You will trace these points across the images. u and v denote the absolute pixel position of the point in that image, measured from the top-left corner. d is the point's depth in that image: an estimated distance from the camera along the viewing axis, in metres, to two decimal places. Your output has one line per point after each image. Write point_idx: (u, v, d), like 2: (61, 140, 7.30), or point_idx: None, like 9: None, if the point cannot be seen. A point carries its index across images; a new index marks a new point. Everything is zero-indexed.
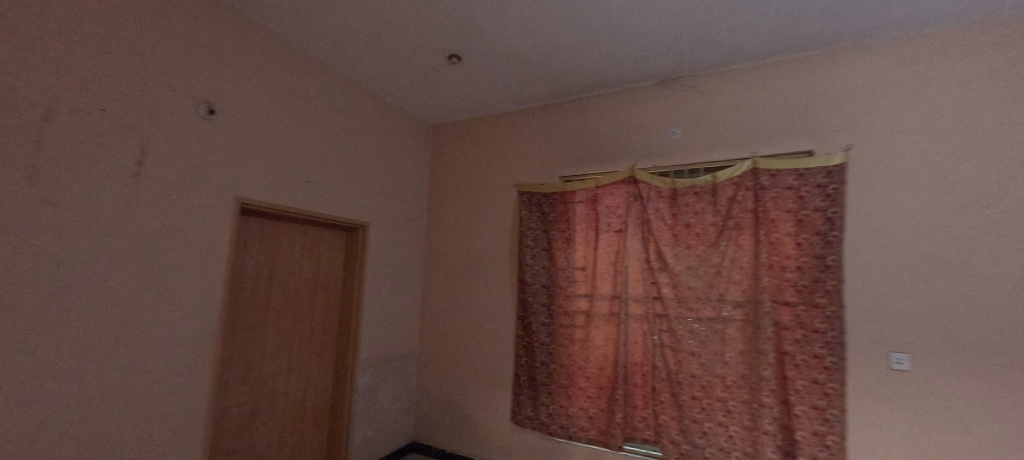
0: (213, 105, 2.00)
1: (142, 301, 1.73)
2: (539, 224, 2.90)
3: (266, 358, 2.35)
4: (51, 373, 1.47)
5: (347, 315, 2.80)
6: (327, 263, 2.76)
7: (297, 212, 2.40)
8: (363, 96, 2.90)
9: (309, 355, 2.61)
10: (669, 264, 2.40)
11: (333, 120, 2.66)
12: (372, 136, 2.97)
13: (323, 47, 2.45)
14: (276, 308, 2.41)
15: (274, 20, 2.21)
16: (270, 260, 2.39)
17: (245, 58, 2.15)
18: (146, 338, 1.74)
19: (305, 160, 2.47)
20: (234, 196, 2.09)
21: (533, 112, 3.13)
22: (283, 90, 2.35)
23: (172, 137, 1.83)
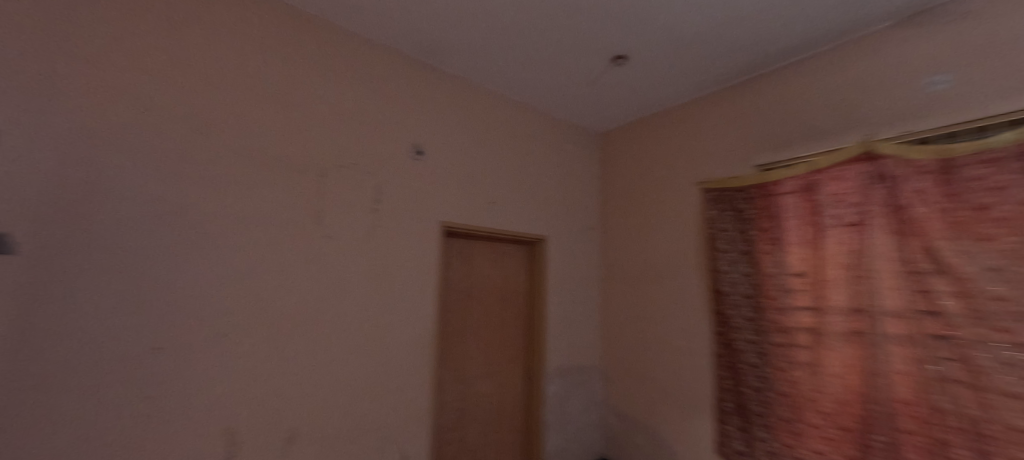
0: (421, 147, 2.42)
1: (381, 310, 2.17)
2: (733, 224, 2.50)
3: (469, 362, 2.65)
4: (331, 362, 1.98)
5: (533, 326, 2.94)
6: (513, 276, 2.97)
7: (486, 231, 2.67)
8: (535, 116, 3.09)
9: (504, 361, 2.84)
10: (948, 264, 1.72)
11: (511, 143, 2.90)
12: (545, 153, 3.10)
13: (499, 79, 2.71)
14: (475, 317, 2.71)
15: (460, 66, 2.57)
16: (468, 274, 2.71)
17: (440, 103, 2.54)
18: (385, 340, 2.17)
19: (491, 183, 2.74)
20: (439, 221, 2.45)
21: (715, 99, 2.78)
22: (470, 124, 2.68)
23: (394, 178, 2.27)
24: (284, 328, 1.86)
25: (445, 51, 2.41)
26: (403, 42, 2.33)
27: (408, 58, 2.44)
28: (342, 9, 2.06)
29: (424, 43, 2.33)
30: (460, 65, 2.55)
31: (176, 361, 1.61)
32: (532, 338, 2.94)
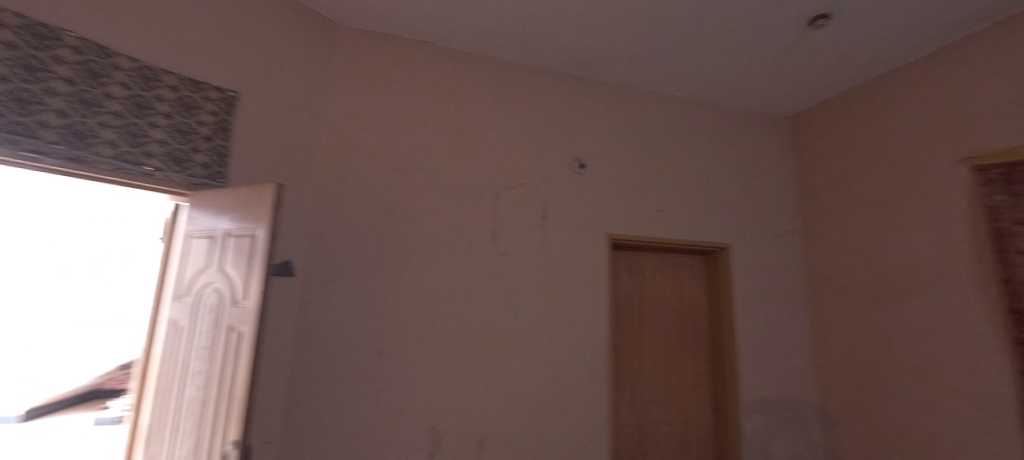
0: (583, 160, 2.41)
1: (555, 324, 2.20)
2: None
3: (646, 383, 2.47)
4: (511, 373, 2.10)
5: (719, 347, 2.57)
6: (690, 290, 2.67)
7: (657, 241, 2.47)
8: (706, 111, 2.77)
9: (687, 386, 2.55)
10: None
11: (680, 144, 2.65)
12: (721, 150, 2.74)
13: (661, 77, 2.53)
14: (649, 335, 2.52)
15: (617, 72, 2.50)
16: (639, 288, 2.55)
17: (599, 114, 2.51)
18: (559, 355, 2.18)
19: (659, 190, 2.54)
20: (606, 234, 2.38)
21: (980, 42, 2.02)
22: (633, 130, 2.55)
23: (559, 194, 2.32)
24: (471, 337, 2.06)
25: (601, 60, 2.38)
26: (560, 61, 2.40)
27: (565, 75, 2.50)
28: (505, 41, 2.24)
29: (581, 56, 2.35)
30: (617, 71, 2.48)
31: (393, 363, 1.94)
32: (720, 362, 2.56)
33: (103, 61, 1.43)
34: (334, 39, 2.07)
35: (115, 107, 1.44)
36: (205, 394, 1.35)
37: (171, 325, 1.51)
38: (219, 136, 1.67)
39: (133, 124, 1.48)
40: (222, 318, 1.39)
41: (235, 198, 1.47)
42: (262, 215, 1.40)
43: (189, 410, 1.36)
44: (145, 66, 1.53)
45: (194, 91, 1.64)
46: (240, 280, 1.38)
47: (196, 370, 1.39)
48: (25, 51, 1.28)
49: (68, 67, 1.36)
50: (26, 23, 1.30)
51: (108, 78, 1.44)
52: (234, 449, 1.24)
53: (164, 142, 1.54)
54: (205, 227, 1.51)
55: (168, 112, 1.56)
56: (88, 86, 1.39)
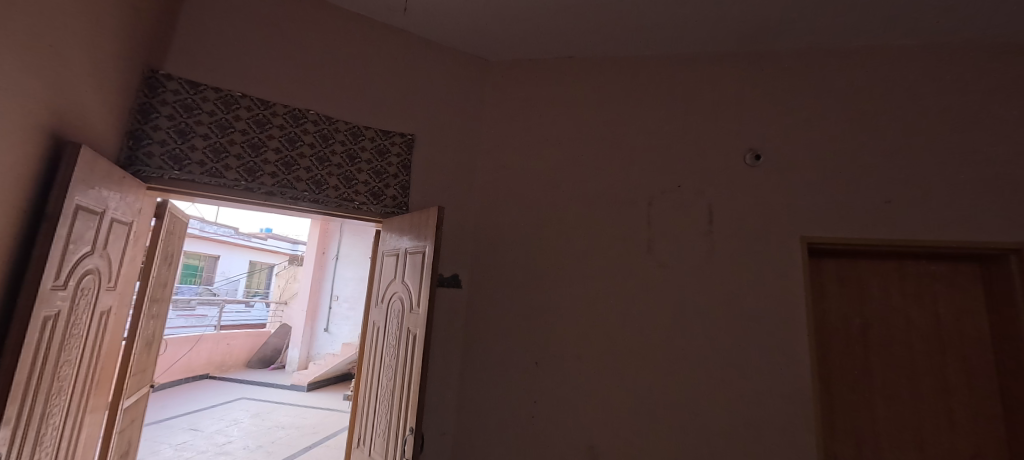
0: (759, 151, 2.01)
1: (730, 348, 1.87)
2: None
3: (877, 434, 1.84)
4: (678, 398, 1.86)
5: (1019, 399, 1.72)
6: (954, 312, 1.88)
7: (884, 243, 1.84)
8: (961, 55, 1.95)
9: (957, 449, 1.78)
10: None
11: (915, 109, 1.93)
12: (999, 106, 1.87)
13: (870, 28, 1.92)
14: (879, 370, 1.89)
15: (802, 36, 2.01)
16: (858, 306, 1.95)
17: (780, 92, 2.06)
18: (738, 385, 1.83)
19: (882, 174, 1.89)
20: (798, 237, 1.90)
21: None
22: (832, 103, 2.00)
23: (727, 194, 1.99)
24: (627, 356, 1.93)
25: (775, 26, 1.96)
26: (718, 40, 2.09)
27: (728, 56, 2.17)
28: (649, 34, 2.09)
29: (744, 28, 2.00)
30: (800, 34, 2.00)
31: (548, 374, 1.97)
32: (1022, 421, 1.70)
33: (330, 127, 1.94)
34: (487, 74, 2.32)
35: (337, 160, 1.93)
36: (393, 384, 1.63)
37: (374, 326, 1.89)
38: (403, 173, 2.05)
39: (347, 171, 1.95)
40: (404, 321, 1.67)
41: (411, 221, 1.77)
42: (429, 233, 1.64)
43: (384, 396, 1.67)
44: (355, 125, 2.00)
45: (385, 139, 2.05)
46: (415, 291, 1.64)
47: (388, 363, 1.70)
48: (289, 129, 1.86)
49: (311, 135, 1.90)
50: (289, 110, 1.87)
51: (333, 139, 1.94)
52: (411, 434, 1.46)
53: (366, 182, 1.97)
54: (393, 247, 1.86)
55: (369, 158, 1.99)
56: (322, 147, 1.91)
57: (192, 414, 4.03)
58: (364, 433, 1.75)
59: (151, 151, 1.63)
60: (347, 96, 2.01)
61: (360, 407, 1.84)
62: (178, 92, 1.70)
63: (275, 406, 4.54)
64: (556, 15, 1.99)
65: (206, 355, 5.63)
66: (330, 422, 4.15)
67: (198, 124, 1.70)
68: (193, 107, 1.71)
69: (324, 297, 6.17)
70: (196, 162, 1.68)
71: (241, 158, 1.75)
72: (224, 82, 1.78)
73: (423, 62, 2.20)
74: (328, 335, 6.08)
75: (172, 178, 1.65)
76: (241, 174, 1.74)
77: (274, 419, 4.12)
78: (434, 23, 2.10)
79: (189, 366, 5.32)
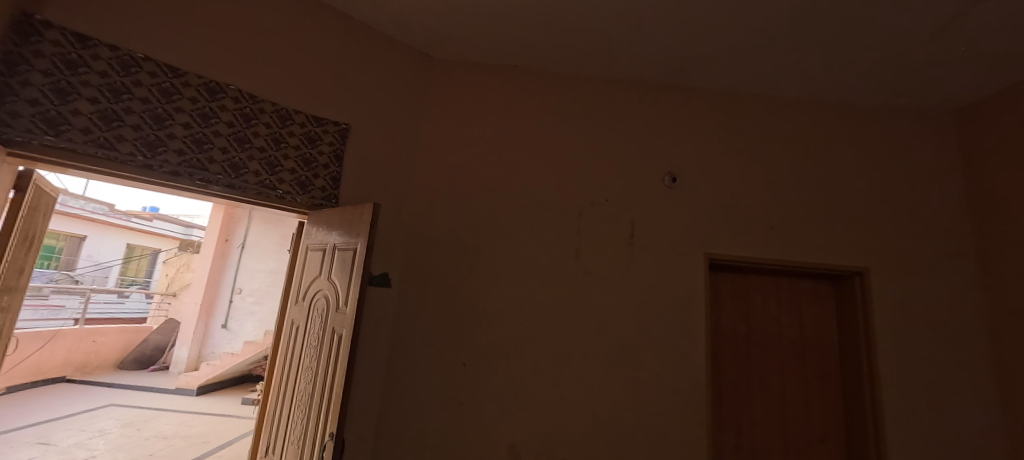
0: (675, 174, 2.24)
1: (641, 348, 2.05)
2: None
3: (752, 423, 2.14)
4: (595, 396, 2.00)
5: (855, 395, 2.11)
6: (814, 321, 2.26)
7: (767, 261, 2.15)
8: (831, 111, 2.37)
9: (808, 435, 2.14)
10: None
11: (797, 150, 2.29)
12: (854, 155, 2.30)
13: (769, 77, 2.25)
14: (759, 371, 2.20)
15: (716, 77, 2.29)
16: (744, 313, 2.26)
17: (696, 123, 2.32)
18: (646, 382, 2.02)
19: (770, 203, 2.22)
20: (702, 253, 2.15)
21: None
22: (736, 139, 2.30)
23: (647, 210, 2.18)
24: (551, 357, 2.03)
25: (695, 64, 2.20)
26: (648, 70, 2.29)
27: (655, 86, 2.38)
28: (589, 55, 2.22)
29: (671, 62, 2.21)
30: (716, 75, 2.28)
31: (475, 375, 1.99)
32: (857, 412, 2.09)
33: (253, 106, 1.78)
34: (429, 73, 2.28)
35: (259, 143, 1.77)
36: (312, 388, 1.54)
37: (292, 325, 1.77)
38: (335, 165, 1.95)
39: (271, 156, 1.80)
40: (328, 320, 1.59)
41: (341, 215, 1.69)
42: (362, 230, 1.59)
43: (301, 400, 1.57)
44: (282, 107, 1.85)
45: (317, 126, 1.93)
46: (344, 289, 1.57)
47: (309, 366, 1.60)
48: (203, 103, 1.66)
49: (229, 113, 1.72)
50: (206, 82, 1.68)
51: (256, 120, 1.78)
52: (331, 441, 1.40)
53: (292, 171, 1.84)
54: (320, 241, 1.75)
55: (297, 145, 1.86)
56: (242, 128, 1.74)
57: (39, 425, 3.37)
58: (275, 443, 1.63)
59: (16, 111, 1.34)
60: (274, 75, 1.85)
61: (269, 414, 1.71)
62: (58, 44, 1.43)
63: (154, 413, 3.98)
64: (505, 25, 2.04)
65: (63, 354, 4.77)
66: (224, 430, 3.74)
67: (85, 85, 1.45)
68: (79, 64, 1.45)
69: (223, 289, 5.56)
70: (78, 129, 1.42)
71: (140, 130, 1.53)
72: (122, 39, 1.54)
73: (363, 49, 2.10)
74: (226, 332, 5.51)
75: (44, 145, 1.37)
76: (139, 148, 1.52)
77: (152, 428, 3.61)
78: (379, 12, 2.03)
79: (38, 367, 4.47)
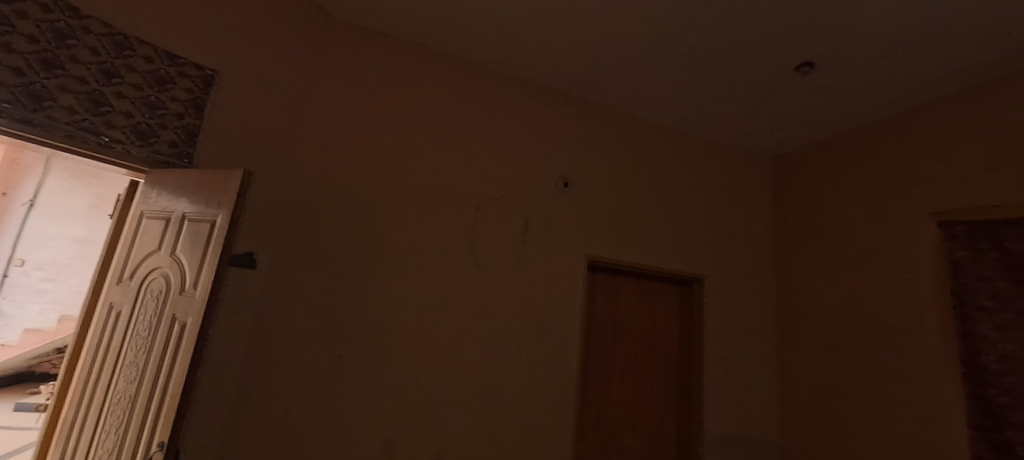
0: (568, 179, 2.39)
1: (525, 342, 2.14)
2: (1002, 272, 1.77)
3: (610, 408, 2.39)
4: (477, 388, 2.03)
5: (689, 380, 2.53)
6: (664, 319, 2.64)
7: (634, 265, 2.44)
8: (693, 143, 2.80)
9: (652, 416, 2.48)
10: None
11: (666, 172, 2.65)
12: (705, 183, 2.75)
13: (652, 105, 2.54)
14: (619, 362, 2.47)
15: (611, 96, 2.50)
16: (613, 310, 2.51)
17: (589, 135, 2.50)
18: (525, 374, 2.12)
19: (642, 215, 2.52)
20: (584, 254, 2.34)
21: (945, 106, 2.14)
22: (620, 155, 2.55)
23: (540, 211, 2.28)
24: (436, 350, 1.98)
25: (595, 81, 2.37)
26: (552, 78, 2.39)
27: (557, 93, 2.49)
28: (501, 53, 2.22)
29: (575, 76, 2.34)
30: (610, 95, 2.49)
31: (352, 369, 1.84)
32: (688, 394, 2.52)
33: (72, 21, 1.35)
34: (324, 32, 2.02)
35: (78, 72, 1.36)
36: (138, 390, 1.26)
37: (110, 310, 1.40)
38: (193, 117, 1.61)
39: (97, 92, 1.40)
40: (167, 307, 1.31)
41: (197, 181, 1.40)
42: (227, 202, 1.34)
43: (119, 406, 1.26)
44: (119, 31, 1.44)
45: (169, 65, 1.56)
46: (194, 271, 1.32)
47: (132, 361, 1.30)
48: None
49: (32, 23, 1.28)
50: None
51: (76, 40, 1.36)
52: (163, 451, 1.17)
53: (128, 116, 1.46)
54: (161, 209, 1.42)
55: (138, 83, 1.49)
56: (52, 47, 1.31)
57: None
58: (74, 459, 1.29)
59: None
60: None
61: (65, 425, 1.33)
62: None
63: None
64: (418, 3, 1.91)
65: None
66: None
67: None
68: None
69: None
70: None
71: None
72: None
73: None
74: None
75: None
76: None
77: None
78: None
79: None
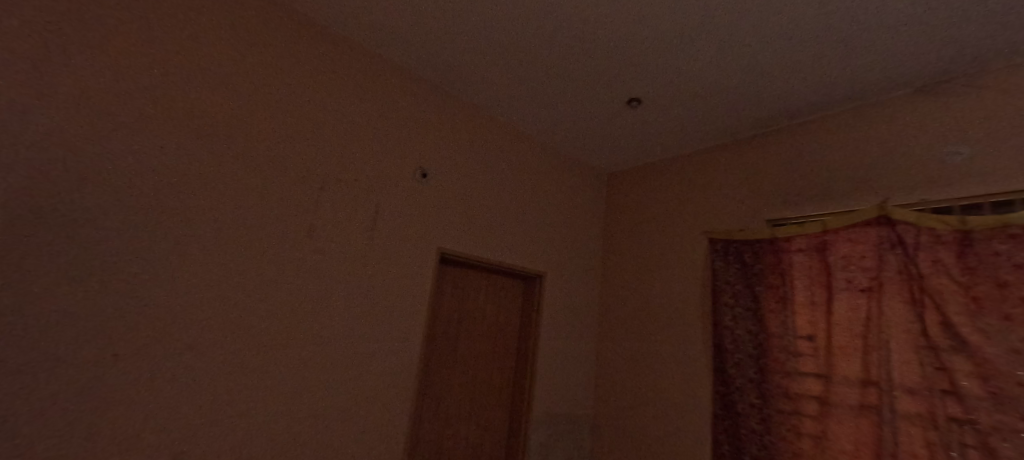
0: (426, 170, 2.37)
1: (365, 335, 2.04)
2: (739, 278, 2.43)
3: (449, 396, 2.46)
4: (306, 387, 1.82)
5: (523, 367, 2.78)
6: (507, 311, 2.83)
7: (483, 260, 2.58)
8: (545, 153, 3.07)
9: (487, 402, 2.64)
10: (968, 342, 1.63)
11: (519, 176, 2.86)
12: (551, 190, 3.05)
13: (512, 111, 2.70)
14: (462, 352, 2.55)
15: (475, 97, 2.58)
16: (461, 302, 2.59)
17: (451, 130, 2.53)
18: (364, 368, 2.01)
19: (493, 214, 2.67)
20: (435, 247, 2.36)
21: (720, 151, 2.81)
22: (479, 155, 2.65)
23: (394, 199, 2.21)
24: (258, 346, 1.71)
25: (460, 79, 2.40)
26: (419, 67, 2.34)
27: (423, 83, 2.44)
28: (364, 29, 2.07)
29: (442, 70, 2.34)
30: (475, 95, 2.56)
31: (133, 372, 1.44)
32: (519, 378, 2.77)
33: None
34: None
35: None
36: None
37: None
38: None
39: None
40: None
41: None
42: None
43: None
44: None
45: None
46: None
47: None
48: None
49: None
50: None
51: None
52: None
53: None
54: None
55: None
56: None
57: None
58: None
59: None
60: None
61: None
62: None
63: None
64: None
65: None
66: None
67: None
68: None
69: None
70: None
71: None
72: None
73: None
74: None
75: None
76: None
77: None
78: None
79: None
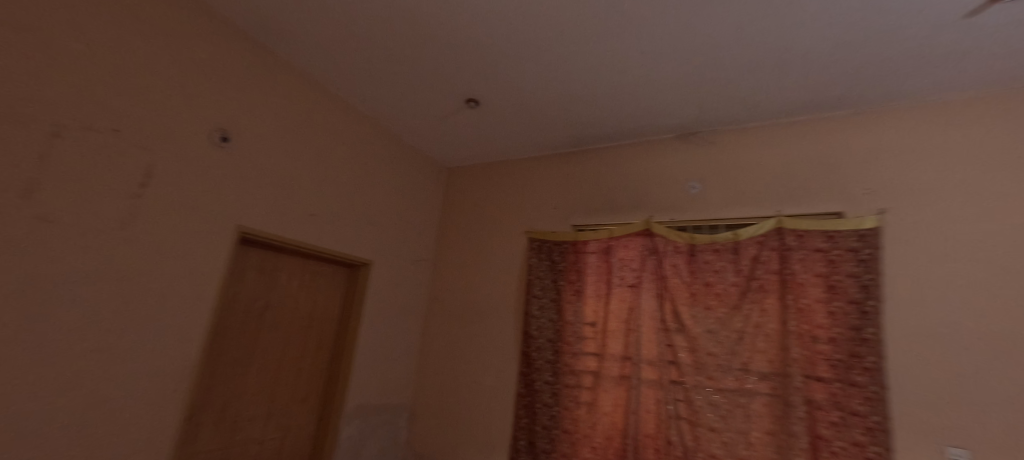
0: (228, 133, 2.00)
1: (119, 329, 1.60)
2: (546, 273, 2.79)
3: (241, 397, 2.13)
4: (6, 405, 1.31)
5: (337, 358, 2.62)
6: (324, 300, 2.62)
7: (297, 243, 2.32)
8: (380, 136, 2.93)
9: (291, 399, 2.40)
10: (687, 326, 2.24)
11: (347, 156, 2.67)
12: (383, 175, 2.94)
13: (345, 85, 2.49)
14: (263, 346, 2.24)
15: (301, 60, 2.29)
16: (266, 290, 2.27)
17: (267, 92, 2.18)
18: (112, 371, 1.58)
19: (313, 193, 2.43)
20: (234, 225, 2.03)
21: (543, 161, 3.16)
22: (300, 126, 2.36)
23: (177, 163, 1.79)
24: None
25: (283, 36, 2.09)
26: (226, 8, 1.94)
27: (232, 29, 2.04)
28: None
29: (258, 20, 1.99)
30: (300, 58, 2.27)
31: None
32: (332, 371, 2.61)
33: None
34: None
35: None
36: None
37: None
38: None
39: None
40: None
41: None
42: None
43: None
44: None
45: None
46: None
47: None
48: None
49: None
50: None
51: None
52: None
53: None
54: None
55: None
56: None
57: None
58: None
59: None
60: None
61: None
62: None
63: None
64: None
65: None
66: None
67: None
68: None
69: None
70: None
71: None
72: None
73: None
74: None
75: None
76: None
77: None
78: None
79: None
